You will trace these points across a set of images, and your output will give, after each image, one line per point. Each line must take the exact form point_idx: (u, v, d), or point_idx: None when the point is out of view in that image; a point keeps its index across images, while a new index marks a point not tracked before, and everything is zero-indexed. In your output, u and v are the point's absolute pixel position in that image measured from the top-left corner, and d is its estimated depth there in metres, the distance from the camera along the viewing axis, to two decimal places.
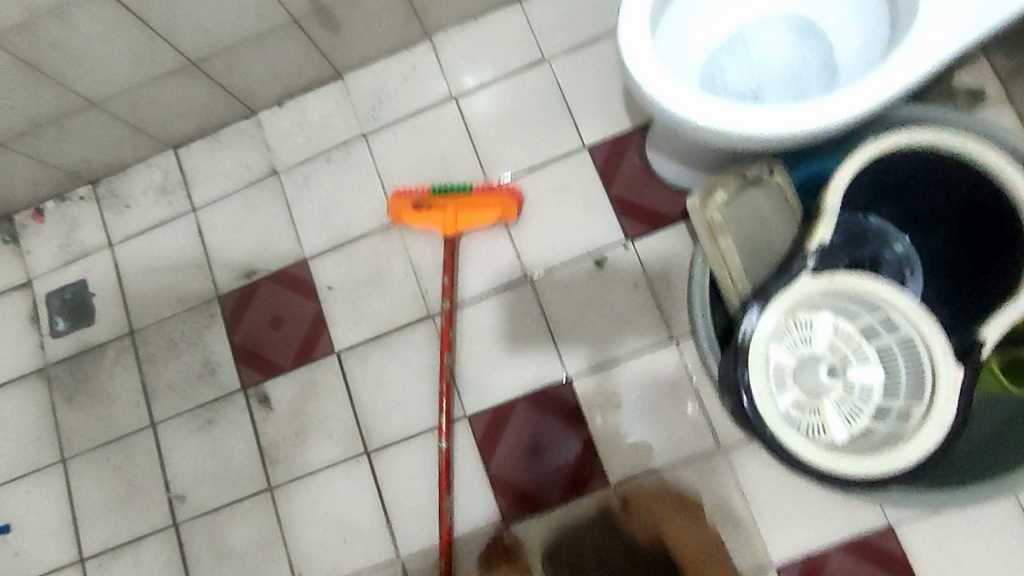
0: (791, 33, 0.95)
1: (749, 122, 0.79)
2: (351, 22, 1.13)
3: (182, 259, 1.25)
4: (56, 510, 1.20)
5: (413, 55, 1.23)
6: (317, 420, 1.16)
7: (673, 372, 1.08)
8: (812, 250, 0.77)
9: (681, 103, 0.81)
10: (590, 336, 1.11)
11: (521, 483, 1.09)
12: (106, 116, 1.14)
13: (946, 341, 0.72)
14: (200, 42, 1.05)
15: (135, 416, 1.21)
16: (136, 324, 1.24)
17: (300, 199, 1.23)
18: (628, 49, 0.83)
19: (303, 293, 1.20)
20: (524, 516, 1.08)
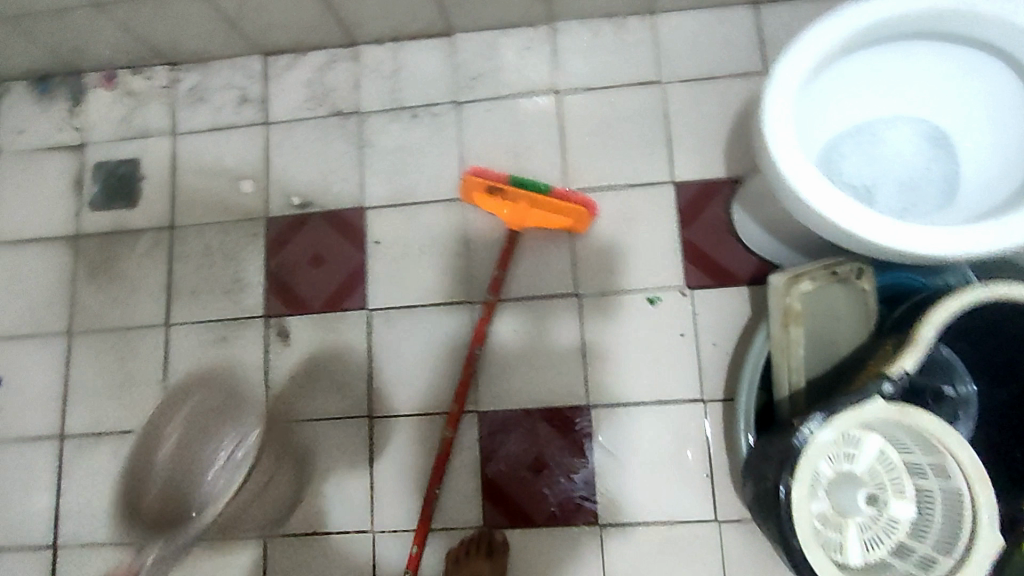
0: (920, 140, 0.92)
1: (864, 223, 0.75)
2: None
3: (240, 169, 1.22)
4: (50, 378, 1.18)
5: (527, 36, 1.19)
6: (329, 368, 1.14)
7: (690, 430, 1.07)
8: (893, 375, 0.75)
9: (808, 182, 0.77)
10: (621, 372, 1.09)
11: (512, 492, 1.08)
12: (209, 6, 1.10)
13: (995, 508, 0.71)
14: None
15: (151, 310, 1.19)
16: (177, 220, 1.22)
17: (374, 148, 1.20)
18: (772, 111, 0.78)
19: (351, 240, 1.17)
20: (505, 526, 1.07)
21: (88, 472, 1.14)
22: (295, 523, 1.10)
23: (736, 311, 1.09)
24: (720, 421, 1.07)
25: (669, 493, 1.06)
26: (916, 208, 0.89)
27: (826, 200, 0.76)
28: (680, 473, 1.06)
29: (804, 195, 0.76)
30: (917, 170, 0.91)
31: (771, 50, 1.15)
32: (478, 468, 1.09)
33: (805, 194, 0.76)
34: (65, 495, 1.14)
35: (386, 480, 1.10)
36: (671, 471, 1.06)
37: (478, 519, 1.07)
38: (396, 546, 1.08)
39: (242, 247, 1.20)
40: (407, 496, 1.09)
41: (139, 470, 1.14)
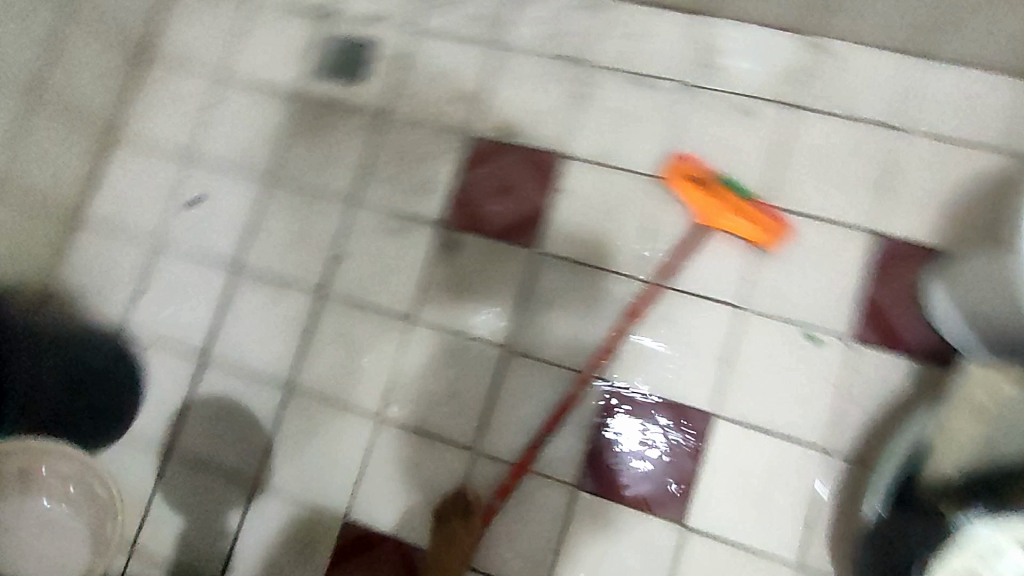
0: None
1: None
2: None
3: (461, 82, 1.27)
4: (240, 214, 1.29)
5: (780, 41, 1.17)
6: (483, 290, 1.18)
7: (805, 475, 1.06)
8: None
9: None
10: (757, 396, 1.09)
11: (611, 466, 1.11)
12: None
13: None
14: None
15: (343, 183, 1.27)
16: (390, 110, 1.28)
17: (591, 102, 1.21)
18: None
19: (542, 181, 1.21)
20: (594, 493, 1.10)
21: (245, 306, 1.25)
22: (407, 418, 1.16)
23: (893, 382, 1.06)
24: (837, 479, 1.06)
25: (762, 524, 1.06)
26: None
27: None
28: (780, 509, 1.06)
29: None
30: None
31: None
32: (589, 433, 1.12)
33: None
34: (220, 318, 1.25)
35: (500, 412, 1.14)
36: (772, 504, 1.06)
37: (571, 479, 1.11)
38: (489, 475, 1.13)
39: (440, 154, 1.25)
40: (515, 434, 1.13)
41: (287, 321, 1.22)
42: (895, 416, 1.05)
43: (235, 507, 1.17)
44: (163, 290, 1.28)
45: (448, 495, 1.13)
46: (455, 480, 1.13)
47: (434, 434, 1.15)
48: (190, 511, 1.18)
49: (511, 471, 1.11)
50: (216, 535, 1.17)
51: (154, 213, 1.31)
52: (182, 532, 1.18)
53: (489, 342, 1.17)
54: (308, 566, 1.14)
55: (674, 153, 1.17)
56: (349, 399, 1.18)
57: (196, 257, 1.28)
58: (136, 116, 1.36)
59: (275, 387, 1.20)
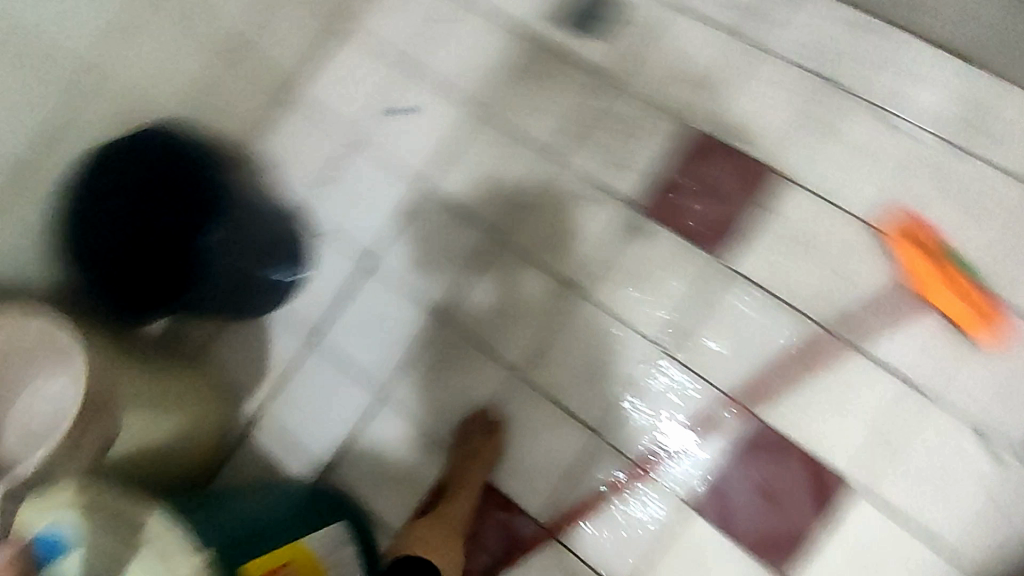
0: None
1: None
2: None
3: (698, 66, 1.20)
4: (440, 135, 1.29)
5: None
6: (657, 286, 1.16)
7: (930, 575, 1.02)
8: None
9: None
10: (907, 484, 1.04)
11: (731, 494, 1.08)
12: None
13: None
14: None
15: (548, 136, 1.25)
16: (617, 76, 1.24)
17: (831, 131, 1.14)
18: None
19: (751, 195, 1.15)
20: (706, 514, 1.09)
21: (423, 226, 1.27)
22: (545, 383, 1.18)
23: None
24: None
25: None
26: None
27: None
28: None
29: None
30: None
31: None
32: (717, 457, 1.10)
33: None
34: (394, 229, 1.27)
35: (635, 409, 1.14)
36: None
37: (685, 493, 1.10)
38: (608, 464, 1.13)
39: (654, 137, 1.21)
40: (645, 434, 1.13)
41: (458, 253, 1.24)
42: None
43: (334, 394, 1.24)
44: (348, 185, 1.30)
45: (564, 466, 1.15)
46: (573, 457, 1.15)
47: (567, 407, 1.16)
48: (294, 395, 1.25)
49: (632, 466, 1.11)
50: (337, 426, 1.23)
51: (358, 109, 1.32)
52: (309, 412, 1.24)
53: (646, 338, 1.15)
54: (411, 484, 1.18)
55: (902, 209, 1.10)
56: (495, 346, 1.21)
57: (388, 164, 1.30)
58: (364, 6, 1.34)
59: (431, 311, 1.23)
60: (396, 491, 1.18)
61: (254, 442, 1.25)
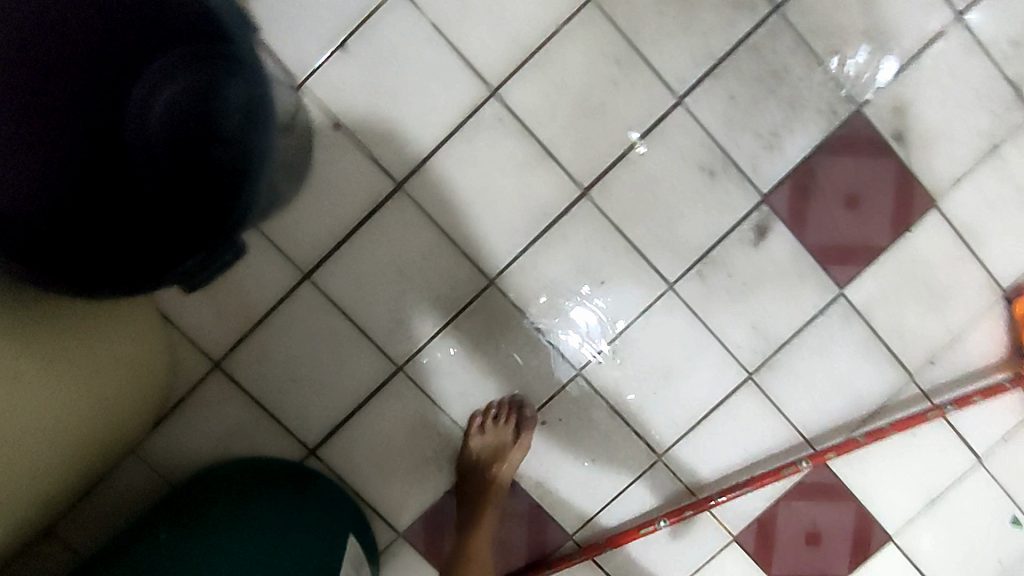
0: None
1: None
2: None
3: (892, 28, 0.89)
4: (528, 21, 0.89)
5: None
6: (761, 302, 0.95)
7: None
8: None
9: None
10: (940, 548, 1.03)
11: (773, 534, 1.02)
12: None
13: None
14: None
15: (675, 68, 0.90)
16: (789, 10, 0.89)
17: (1011, 163, 0.92)
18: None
19: (894, 220, 0.93)
20: (744, 549, 1.02)
21: (484, 154, 0.91)
22: (601, 388, 0.97)
23: None
24: None
25: None
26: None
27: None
28: None
29: None
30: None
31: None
32: (776, 501, 1.01)
33: None
34: (441, 147, 0.91)
35: (701, 436, 0.98)
36: None
37: (735, 532, 1.01)
38: (656, 492, 1.00)
39: (812, 111, 0.90)
40: (708, 468, 0.99)
41: (527, 202, 0.93)
42: None
43: (326, 363, 0.94)
44: (379, 60, 0.88)
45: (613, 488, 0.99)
46: (622, 480, 0.99)
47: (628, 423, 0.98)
48: (272, 358, 0.93)
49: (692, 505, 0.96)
50: (331, 398, 0.95)
51: None
52: (294, 372, 0.94)
53: (734, 359, 0.97)
54: (428, 473, 0.98)
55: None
56: (553, 333, 0.96)
57: (443, 46, 0.88)
58: None
59: (477, 273, 0.94)
60: (410, 484, 0.98)
61: (208, 402, 0.93)
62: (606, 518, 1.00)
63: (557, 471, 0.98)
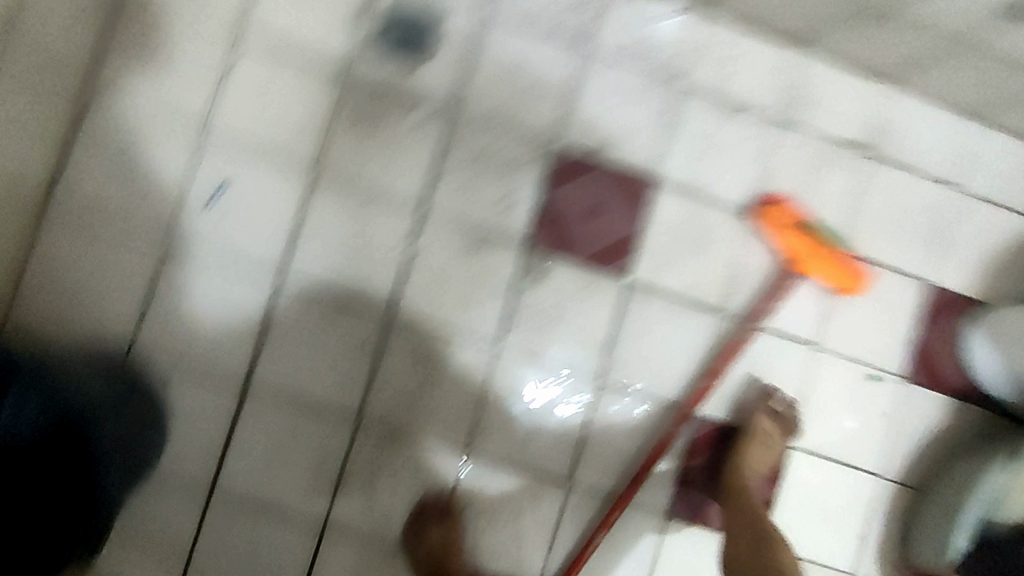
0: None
1: None
2: (870, 29, 1.06)
3: (542, 81, 1.13)
4: (279, 215, 1.07)
5: (865, 85, 1.17)
6: (573, 319, 1.13)
7: (860, 499, 1.16)
8: None
9: None
10: (830, 431, 1.16)
11: (698, 492, 1.15)
12: None
13: None
14: None
15: (406, 189, 1.11)
16: (462, 108, 1.12)
17: (686, 122, 1.14)
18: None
19: (634, 207, 1.14)
20: (684, 517, 1.15)
21: (300, 328, 1.08)
22: (492, 452, 1.11)
23: (937, 421, 1.18)
24: (883, 501, 1.17)
25: (825, 545, 1.15)
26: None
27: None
28: (842, 528, 1.15)
29: None
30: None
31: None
32: (683, 465, 1.14)
33: None
34: (263, 341, 1.07)
35: (591, 445, 1.13)
36: (834, 526, 1.15)
37: (666, 509, 1.14)
38: (584, 511, 1.13)
39: (521, 166, 1.13)
40: (612, 467, 1.13)
41: (353, 345, 1.09)
42: (941, 450, 1.17)
43: (263, 554, 1.06)
44: (182, 304, 1.05)
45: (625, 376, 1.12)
46: (551, 514, 1.12)
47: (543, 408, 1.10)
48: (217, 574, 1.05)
49: (614, 506, 1.11)
50: None
51: (154, 210, 1.05)
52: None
53: (580, 373, 1.13)
54: None
55: (768, 194, 1.15)
56: (431, 433, 1.10)
57: (225, 267, 1.06)
58: (114, 77, 1.05)
59: (346, 419, 1.08)
60: None
61: None
62: (560, 551, 1.12)
63: (496, 538, 1.11)
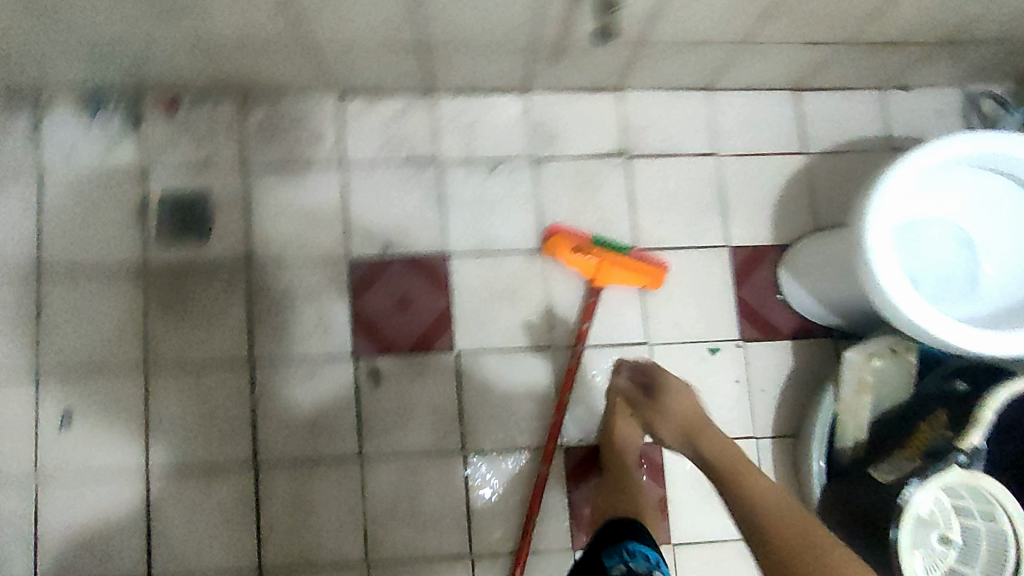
0: (952, 240, 1.08)
1: (935, 323, 0.90)
2: (569, 61, 1.17)
3: (318, 210, 1.24)
4: (126, 416, 1.18)
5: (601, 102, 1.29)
6: (419, 404, 1.20)
7: None
8: (965, 448, 0.88)
9: (897, 289, 0.90)
10: None
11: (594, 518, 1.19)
12: (306, 58, 1.14)
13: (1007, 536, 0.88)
14: (445, 34, 1.08)
15: (231, 349, 1.20)
16: (257, 259, 1.23)
17: (455, 195, 1.26)
18: (872, 235, 0.91)
19: (436, 288, 1.23)
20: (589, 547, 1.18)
21: (178, 509, 1.16)
22: (390, 554, 1.17)
23: (788, 366, 1.24)
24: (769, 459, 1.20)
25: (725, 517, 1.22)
26: (945, 301, 1.06)
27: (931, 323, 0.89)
28: None
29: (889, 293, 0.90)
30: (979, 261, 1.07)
31: (811, 134, 1.30)
32: (569, 492, 1.20)
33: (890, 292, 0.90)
34: (149, 533, 1.15)
35: (479, 512, 1.19)
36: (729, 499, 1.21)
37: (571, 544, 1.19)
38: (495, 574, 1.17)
39: (327, 288, 1.23)
40: (505, 525, 1.18)
41: (231, 505, 1.17)
42: (802, 391, 1.22)
43: None
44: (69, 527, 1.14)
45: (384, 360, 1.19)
46: None
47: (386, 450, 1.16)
48: None
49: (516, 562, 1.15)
50: None
51: (16, 454, 1.15)
52: None
53: (443, 450, 1.19)
54: None
55: (552, 225, 1.25)
56: (329, 557, 1.17)
57: (95, 479, 1.16)
58: None
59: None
60: None
61: None
62: None
63: None
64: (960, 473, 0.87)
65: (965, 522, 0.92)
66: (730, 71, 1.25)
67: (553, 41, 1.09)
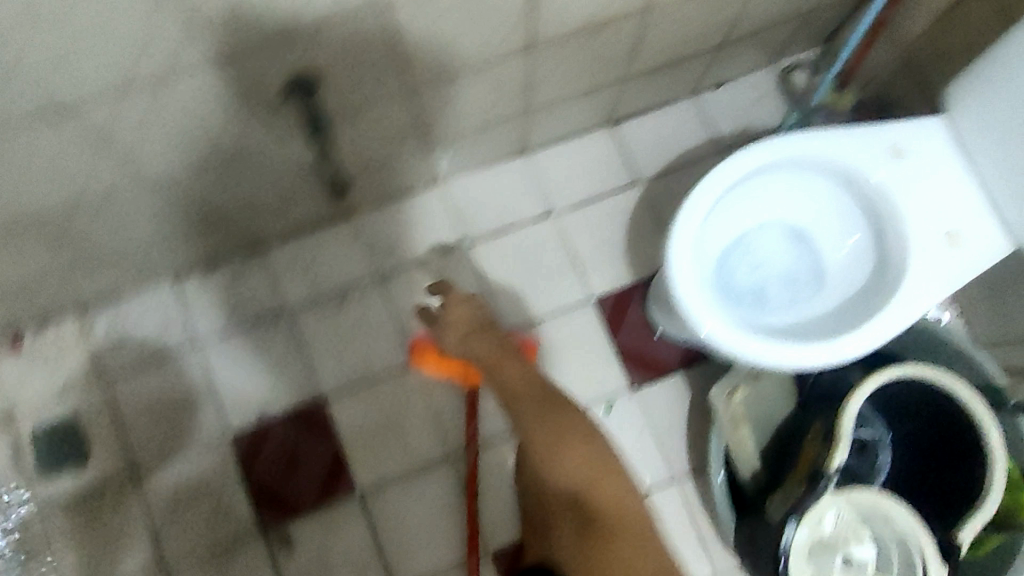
0: (787, 239, 1.07)
1: (769, 354, 0.90)
2: (373, 179, 1.17)
3: (186, 395, 1.23)
4: None
5: (428, 200, 1.28)
6: (339, 555, 1.18)
7: (672, 512, 1.17)
8: (834, 470, 0.87)
9: (720, 333, 0.91)
10: None
11: None
12: (118, 263, 1.14)
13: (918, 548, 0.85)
14: (236, 201, 1.08)
15: (143, 560, 1.19)
16: (142, 464, 1.22)
17: (314, 337, 1.24)
18: (680, 284, 0.92)
19: (322, 433, 1.21)
20: None
21: None
22: None
23: (687, 398, 1.21)
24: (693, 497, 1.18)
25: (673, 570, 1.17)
26: (797, 303, 1.05)
27: (764, 355, 0.90)
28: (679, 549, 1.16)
29: (715, 341, 0.91)
30: (820, 252, 1.06)
31: (637, 163, 1.31)
32: None
33: (716, 341, 0.91)
34: None
35: None
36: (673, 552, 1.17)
37: None
38: None
39: (218, 471, 1.21)
40: None
41: None
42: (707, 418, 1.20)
43: None
44: None
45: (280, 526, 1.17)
46: None
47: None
48: None
49: None
50: None
51: None
52: None
53: None
54: None
55: (412, 339, 1.24)
56: None
57: None
58: None
59: None
60: None
61: None
62: None
63: None
64: (842, 497, 0.87)
65: (878, 540, 0.89)
66: (536, 131, 1.24)
67: (343, 172, 1.09)
